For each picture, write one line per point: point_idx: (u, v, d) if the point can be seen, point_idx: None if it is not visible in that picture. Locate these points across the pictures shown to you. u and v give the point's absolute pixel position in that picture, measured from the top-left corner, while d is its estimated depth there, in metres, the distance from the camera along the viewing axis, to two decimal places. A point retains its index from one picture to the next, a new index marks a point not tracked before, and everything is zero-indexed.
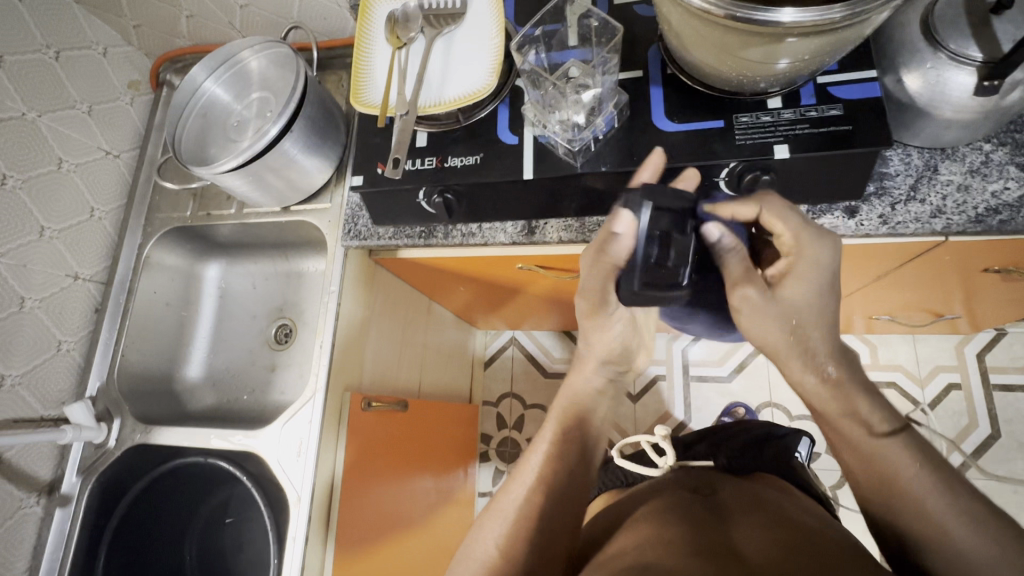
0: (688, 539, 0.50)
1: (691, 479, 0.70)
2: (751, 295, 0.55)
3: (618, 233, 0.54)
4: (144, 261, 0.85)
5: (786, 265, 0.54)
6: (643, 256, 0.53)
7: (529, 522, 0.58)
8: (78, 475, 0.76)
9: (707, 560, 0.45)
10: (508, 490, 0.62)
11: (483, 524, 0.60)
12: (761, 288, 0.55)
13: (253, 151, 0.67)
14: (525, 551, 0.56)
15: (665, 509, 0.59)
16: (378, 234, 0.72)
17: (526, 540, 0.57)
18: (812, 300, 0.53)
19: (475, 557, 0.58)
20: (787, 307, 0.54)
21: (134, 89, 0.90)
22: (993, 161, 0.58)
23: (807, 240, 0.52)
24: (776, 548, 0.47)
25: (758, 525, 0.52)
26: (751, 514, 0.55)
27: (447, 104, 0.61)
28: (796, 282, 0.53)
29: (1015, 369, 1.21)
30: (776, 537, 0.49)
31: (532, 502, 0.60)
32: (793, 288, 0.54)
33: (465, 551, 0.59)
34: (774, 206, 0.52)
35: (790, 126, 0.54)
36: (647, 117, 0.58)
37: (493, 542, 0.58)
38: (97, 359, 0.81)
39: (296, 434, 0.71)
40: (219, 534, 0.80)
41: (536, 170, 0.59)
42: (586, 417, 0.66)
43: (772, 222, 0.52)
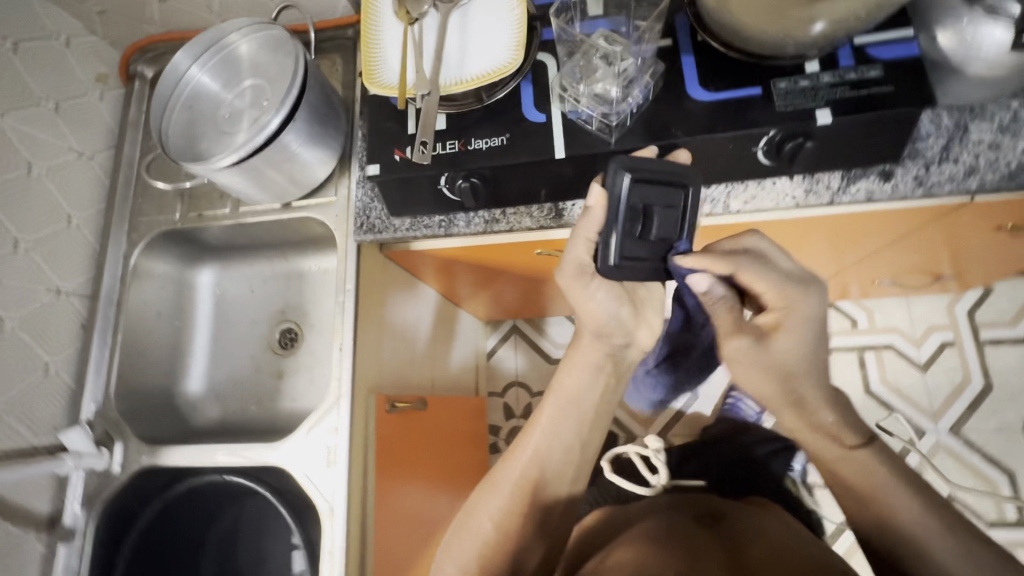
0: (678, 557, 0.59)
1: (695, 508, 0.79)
2: (744, 346, 0.61)
3: (588, 204, 0.55)
4: (132, 271, 0.79)
5: (776, 320, 0.60)
6: (625, 228, 0.54)
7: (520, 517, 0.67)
8: (80, 505, 0.70)
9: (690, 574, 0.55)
10: (505, 475, 0.70)
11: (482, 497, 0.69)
12: (752, 339, 0.61)
13: (255, 144, 0.61)
14: (516, 527, 0.67)
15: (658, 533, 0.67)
16: (393, 227, 0.68)
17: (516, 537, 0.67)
18: (804, 351, 0.61)
19: (480, 531, 0.67)
20: (778, 362, 0.61)
21: (103, 82, 0.82)
22: (1022, 118, 0.58)
23: (794, 294, 0.59)
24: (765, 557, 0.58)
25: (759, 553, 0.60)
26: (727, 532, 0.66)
27: (471, 82, 0.57)
28: (786, 337, 0.60)
29: (1002, 323, 1.26)
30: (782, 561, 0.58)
31: (524, 489, 0.68)
32: (784, 341, 0.60)
33: (468, 525, 0.68)
34: (747, 267, 0.57)
35: (831, 90, 0.53)
36: (681, 86, 0.56)
37: (488, 520, 0.67)
38: (90, 379, 0.74)
39: (324, 441, 0.67)
40: (237, 554, 0.76)
41: (568, 148, 0.56)
42: (582, 402, 0.71)
43: (749, 281, 0.58)
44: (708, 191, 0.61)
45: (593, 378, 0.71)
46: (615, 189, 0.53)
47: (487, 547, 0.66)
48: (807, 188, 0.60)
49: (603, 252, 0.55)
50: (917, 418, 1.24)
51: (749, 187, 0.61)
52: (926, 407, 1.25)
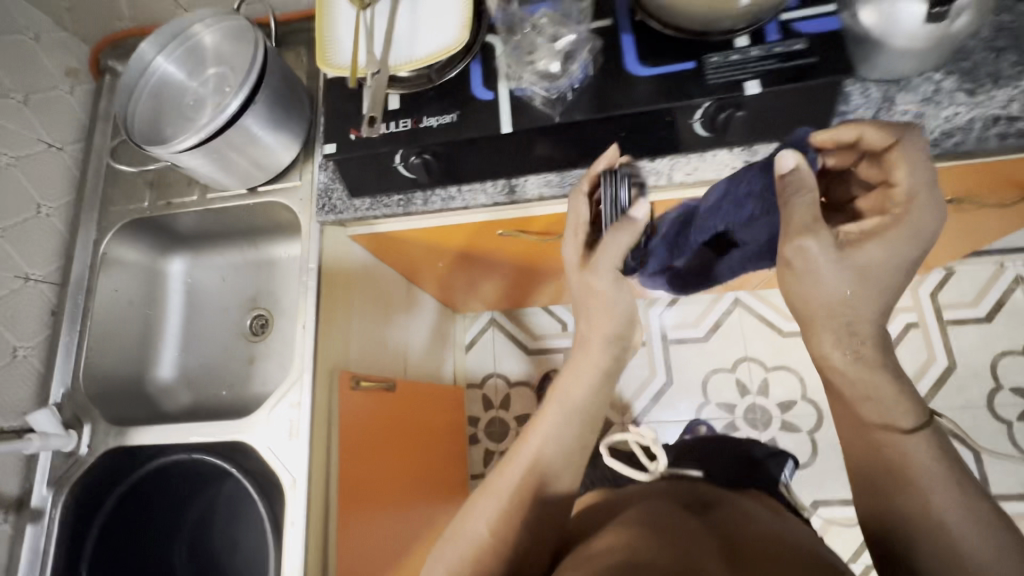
0: (687, 553, 0.51)
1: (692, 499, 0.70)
2: (810, 247, 0.47)
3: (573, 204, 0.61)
4: (102, 258, 0.80)
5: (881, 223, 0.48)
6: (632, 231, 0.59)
7: (512, 519, 0.57)
8: (48, 487, 0.71)
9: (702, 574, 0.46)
10: (496, 478, 0.62)
11: (476, 503, 0.60)
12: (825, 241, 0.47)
13: (213, 126, 0.63)
14: (515, 533, 0.57)
15: (666, 524, 0.58)
16: (353, 207, 0.70)
17: (506, 539, 0.56)
18: (888, 266, 0.47)
19: (465, 534, 0.58)
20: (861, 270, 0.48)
21: (73, 77, 0.84)
22: (943, 89, 0.61)
23: (920, 195, 0.47)
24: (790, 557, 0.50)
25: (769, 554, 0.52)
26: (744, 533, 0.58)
27: (420, 61, 0.59)
28: (879, 244, 0.47)
29: (964, 304, 1.30)
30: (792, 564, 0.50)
31: (525, 492, 0.59)
32: (874, 249, 0.47)
33: (457, 529, 0.59)
34: (910, 145, 0.48)
35: (760, 63, 0.56)
36: (620, 63, 0.59)
37: (484, 523, 0.58)
38: (58, 364, 0.76)
39: (287, 415, 0.69)
40: (209, 538, 0.77)
41: (514, 123, 0.59)
42: (586, 399, 0.63)
43: (898, 161, 0.48)
44: (653, 164, 0.63)
45: (599, 379, 0.63)
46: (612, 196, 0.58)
47: (479, 553, 0.56)
48: (746, 160, 0.62)
49: (626, 258, 0.60)
50: None
51: (691, 159, 0.63)
52: None
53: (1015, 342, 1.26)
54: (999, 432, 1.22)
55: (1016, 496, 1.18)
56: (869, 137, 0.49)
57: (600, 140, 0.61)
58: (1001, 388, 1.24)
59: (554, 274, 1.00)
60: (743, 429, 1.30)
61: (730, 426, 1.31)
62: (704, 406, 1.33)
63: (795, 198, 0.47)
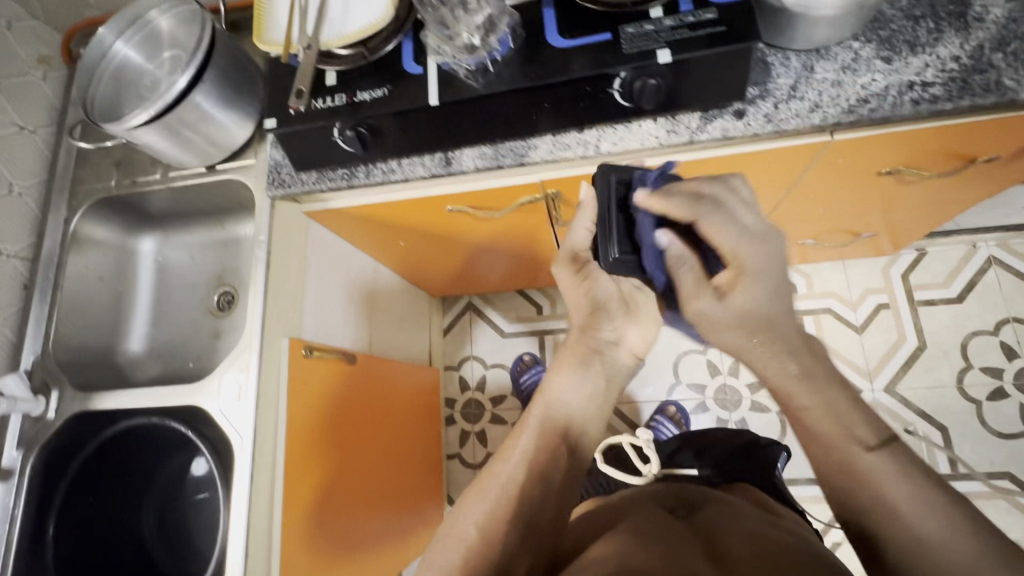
0: (673, 554, 0.50)
1: (677, 494, 0.72)
2: (705, 306, 0.58)
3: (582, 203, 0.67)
4: (72, 235, 0.84)
5: (733, 278, 0.57)
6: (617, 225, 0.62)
7: (501, 522, 0.58)
8: (18, 448, 0.75)
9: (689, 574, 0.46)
10: (487, 480, 0.62)
11: (465, 505, 0.61)
12: (710, 300, 0.58)
13: (163, 103, 0.67)
14: (503, 534, 0.57)
15: (651, 526, 0.58)
16: (301, 181, 0.74)
17: (496, 541, 0.57)
18: (764, 307, 0.56)
19: (458, 538, 0.59)
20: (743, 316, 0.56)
21: (45, 64, 0.88)
22: (861, 57, 0.62)
23: (747, 249, 0.56)
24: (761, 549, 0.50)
25: (745, 539, 0.53)
26: (729, 530, 0.56)
27: (350, 36, 0.62)
28: (744, 289, 0.56)
29: (936, 284, 1.29)
30: (764, 548, 0.51)
31: (510, 494, 0.60)
32: (739, 297, 0.56)
33: (449, 530, 0.61)
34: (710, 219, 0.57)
35: (671, 33, 0.58)
36: (541, 36, 0.61)
37: (474, 523, 0.59)
38: (30, 334, 0.80)
39: (237, 379, 0.73)
40: (180, 497, 0.82)
41: (440, 95, 0.62)
42: (570, 404, 0.66)
43: (711, 232, 0.57)
44: (581, 135, 0.66)
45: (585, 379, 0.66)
46: (604, 188, 0.62)
47: (469, 552, 0.57)
48: (669, 129, 0.64)
49: (605, 248, 0.62)
50: (854, 378, 1.28)
51: (618, 130, 0.65)
52: (862, 367, 1.28)
53: (985, 322, 1.25)
54: (968, 411, 1.22)
55: (984, 475, 1.18)
56: (672, 212, 0.59)
57: (525, 112, 0.64)
58: (971, 368, 1.24)
59: (515, 253, 1.03)
60: (712, 409, 1.31)
61: (700, 407, 1.32)
62: (675, 386, 1.34)
63: (710, 222, 0.57)
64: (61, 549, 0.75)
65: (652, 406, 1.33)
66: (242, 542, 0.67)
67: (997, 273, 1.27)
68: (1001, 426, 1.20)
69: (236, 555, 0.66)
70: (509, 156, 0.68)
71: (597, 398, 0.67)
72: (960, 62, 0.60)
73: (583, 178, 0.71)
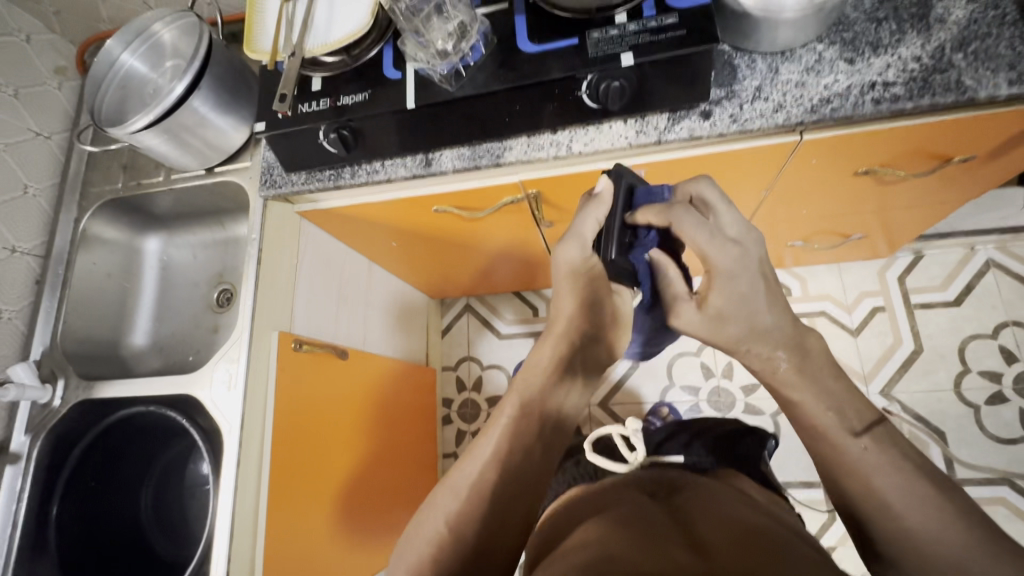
0: (650, 538, 0.49)
1: (650, 481, 0.71)
2: (688, 311, 0.64)
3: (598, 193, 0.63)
4: (82, 234, 0.90)
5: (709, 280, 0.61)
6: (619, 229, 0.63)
7: (471, 520, 0.55)
8: (26, 434, 0.80)
9: (665, 556, 0.45)
10: (455, 475, 0.60)
11: (433, 502, 0.59)
12: (691, 307, 0.64)
13: (161, 108, 0.71)
14: (471, 530, 0.54)
15: (627, 512, 0.57)
16: (291, 181, 0.77)
17: (464, 541, 0.54)
18: (739, 308, 0.60)
19: (428, 536, 0.56)
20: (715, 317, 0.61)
21: (61, 74, 0.95)
22: (825, 58, 0.64)
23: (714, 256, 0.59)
24: (730, 537, 0.49)
25: (708, 522, 0.53)
26: (703, 513, 0.56)
27: (332, 44, 0.66)
28: (716, 295, 0.60)
29: (932, 287, 1.28)
30: (727, 532, 0.50)
31: (479, 492, 0.57)
32: (716, 298, 0.60)
33: (420, 529, 0.58)
34: (683, 220, 0.59)
35: (634, 37, 0.60)
36: (512, 41, 0.65)
37: (442, 520, 0.56)
38: (40, 326, 0.85)
39: (227, 370, 0.77)
40: (176, 481, 0.86)
41: (417, 98, 0.65)
42: (547, 399, 0.63)
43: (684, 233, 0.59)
44: (554, 136, 0.69)
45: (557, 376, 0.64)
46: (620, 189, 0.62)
47: (438, 551, 0.54)
48: (638, 130, 0.67)
49: (606, 245, 0.63)
50: (849, 381, 1.26)
51: (589, 131, 0.68)
52: (858, 370, 1.26)
53: (983, 326, 1.24)
54: (965, 415, 1.20)
55: (981, 480, 1.16)
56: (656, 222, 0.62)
57: (497, 114, 0.67)
58: (970, 371, 1.22)
59: (507, 254, 1.05)
60: (706, 411, 1.28)
61: (694, 408, 1.29)
62: (669, 388, 1.32)
63: (691, 226, 0.59)
64: (62, 528, 0.79)
65: (647, 407, 1.31)
66: (229, 522, 0.70)
67: (996, 276, 1.26)
68: (1000, 431, 1.18)
69: (222, 536, 0.70)
70: (486, 157, 0.70)
71: (569, 395, 0.65)
72: (921, 63, 0.62)
73: (559, 178, 0.74)
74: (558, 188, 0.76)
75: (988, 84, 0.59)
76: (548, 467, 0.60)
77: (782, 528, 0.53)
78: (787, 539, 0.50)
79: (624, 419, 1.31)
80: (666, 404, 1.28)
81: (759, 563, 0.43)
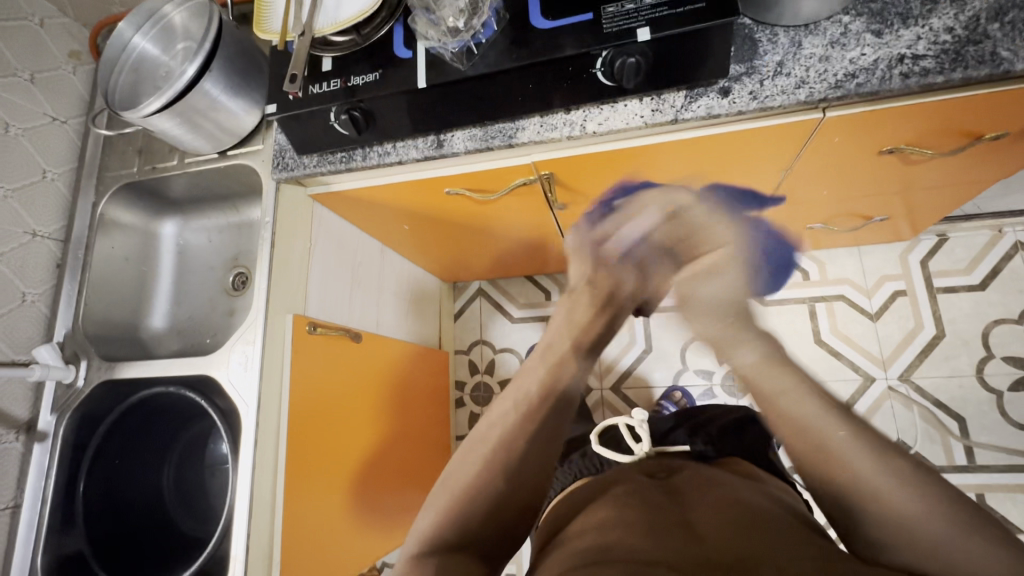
0: (647, 521, 0.50)
1: (653, 466, 0.72)
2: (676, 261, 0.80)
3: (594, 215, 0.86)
4: (100, 218, 0.91)
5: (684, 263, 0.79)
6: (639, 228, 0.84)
7: (493, 474, 0.59)
8: (52, 413, 0.82)
9: (667, 543, 0.45)
10: (490, 433, 0.64)
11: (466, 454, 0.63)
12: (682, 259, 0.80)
13: (174, 91, 0.71)
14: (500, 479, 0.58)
15: (629, 494, 0.59)
16: (303, 164, 0.77)
17: (487, 493, 0.57)
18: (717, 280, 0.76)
19: (455, 488, 0.59)
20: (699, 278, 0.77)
21: (76, 58, 0.96)
22: (851, 31, 0.61)
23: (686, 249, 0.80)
24: (732, 523, 0.48)
25: (710, 504, 0.53)
26: (707, 496, 0.56)
27: (341, 24, 0.65)
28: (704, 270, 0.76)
29: (957, 271, 1.25)
30: (726, 514, 0.50)
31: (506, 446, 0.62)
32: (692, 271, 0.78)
33: (447, 481, 0.61)
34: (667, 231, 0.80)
35: (651, 11, 0.59)
36: (524, 17, 0.63)
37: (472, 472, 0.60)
38: (62, 308, 0.87)
39: (243, 351, 0.78)
40: (198, 459, 0.89)
41: (428, 78, 0.64)
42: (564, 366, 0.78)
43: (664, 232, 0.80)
44: (568, 116, 0.68)
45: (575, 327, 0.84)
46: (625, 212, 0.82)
47: (468, 493, 0.57)
48: (654, 108, 0.65)
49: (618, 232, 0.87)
50: (866, 366, 1.24)
51: (603, 111, 0.66)
52: (876, 355, 1.24)
53: (1009, 311, 1.20)
54: (987, 402, 1.17)
55: (1002, 467, 1.14)
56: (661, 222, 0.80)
57: (509, 93, 0.65)
58: (993, 357, 1.19)
59: (520, 239, 1.05)
60: (720, 395, 1.27)
61: (707, 393, 1.27)
62: (682, 372, 1.31)
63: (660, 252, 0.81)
64: (89, 503, 0.81)
65: (660, 391, 1.31)
66: (247, 502, 0.71)
67: None
68: None
69: (241, 515, 0.71)
70: (498, 137, 0.69)
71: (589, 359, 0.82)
72: (953, 34, 0.59)
73: (572, 160, 0.72)
74: (572, 170, 0.75)
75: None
76: (556, 430, 0.70)
77: (785, 512, 0.53)
78: (789, 522, 0.50)
79: (635, 404, 1.31)
80: (677, 390, 1.28)
81: (766, 548, 0.43)
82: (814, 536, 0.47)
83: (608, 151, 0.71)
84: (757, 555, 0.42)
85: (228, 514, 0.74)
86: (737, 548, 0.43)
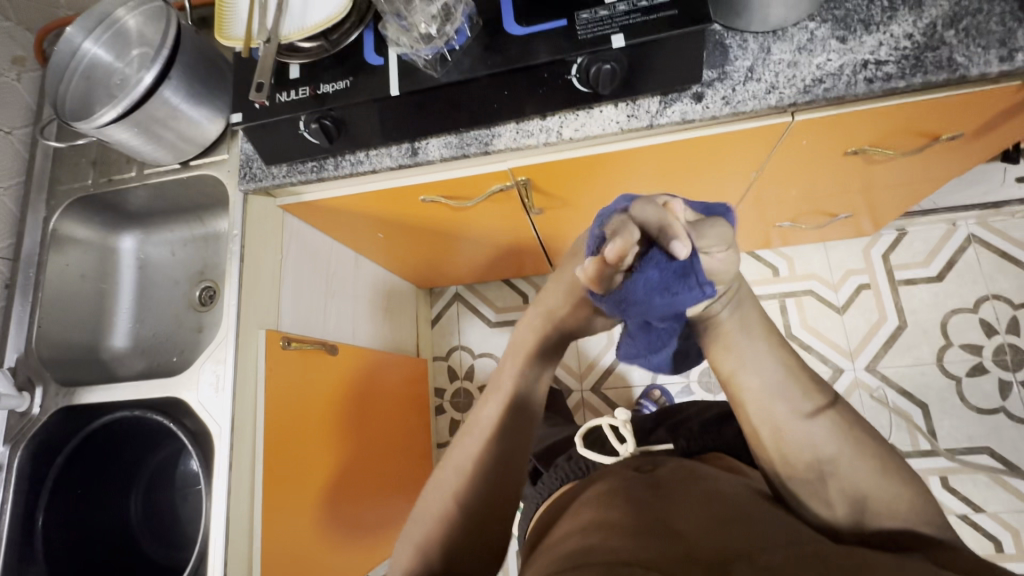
0: (629, 522, 0.50)
1: (639, 461, 0.71)
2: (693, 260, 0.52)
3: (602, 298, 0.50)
4: (51, 235, 0.86)
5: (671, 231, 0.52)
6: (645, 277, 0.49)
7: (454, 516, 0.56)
8: (6, 443, 0.76)
9: (650, 544, 0.45)
10: (453, 455, 0.60)
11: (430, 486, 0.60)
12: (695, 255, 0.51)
13: (130, 100, 0.67)
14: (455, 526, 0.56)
15: (611, 493, 0.58)
16: (271, 174, 0.75)
17: (445, 536, 0.56)
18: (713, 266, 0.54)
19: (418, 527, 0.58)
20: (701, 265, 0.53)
21: (19, 64, 0.90)
22: (817, 37, 0.63)
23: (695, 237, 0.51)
24: (712, 520, 0.48)
25: (694, 500, 0.53)
26: (688, 491, 0.56)
27: (308, 31, 0.63)
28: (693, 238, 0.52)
29: (916, 264, 1.30)
30: (709, 509, 0.51)
31: (461, 481, 0.58)
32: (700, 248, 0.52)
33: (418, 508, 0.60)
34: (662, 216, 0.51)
35: (625, 17, 0.59)
36: (498, 22, 0.62)
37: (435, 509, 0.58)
38: (12, 332, 0.82)
39: (214, 371, 0.74)
40: (166, 484, 0.85)
41: (401, 85, 0.63)
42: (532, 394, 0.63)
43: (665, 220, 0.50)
44: (544, 122, 0.67)
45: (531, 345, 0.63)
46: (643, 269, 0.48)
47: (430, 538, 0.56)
48: (629, 114, 0.65)
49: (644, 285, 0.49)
50: (835, 358, 1.28)
51: (580, 116, 0.66)
52: (845, 348, 1.28)
53: (964, 300, 1.26)
54: (947, 388, 1.23)
55: (963, 449, 1.19)
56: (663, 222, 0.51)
57: (484, 101, 0.65)
58: (951, 345, 1.25)
59: (497, 244, 1.05)
60: (697, 392, 1.29)
61: (685, 390, 1.29)
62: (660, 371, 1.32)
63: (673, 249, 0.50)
64: (50, 539, 0.77)
65: (639, 390, 1.32)
66: (223, 531, 0.68)
67: (977, 251, 1.28)
68: (980, 402, 1.21)
69: (217, 544, 0.68)
70: (474, 145, 0.68)
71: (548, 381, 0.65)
72: (913, 40, 0.61)
73: (548, 166, 0.72)
74: (549, 177, 0.75)
75: (979, 62, 0.59)
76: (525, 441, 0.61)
77: (761, 500, 0.54)
78: (767, 511, 0.51)
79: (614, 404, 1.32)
80: (656, 389, 1.29)
81: (745, 546, 0.43)
82: (789, 525, 0.48)
83: (585, 156, 0.71)
84: (733, 553, 0.42)
85: (204, 540, 0.71)
86: (720, 546, 0.43)
